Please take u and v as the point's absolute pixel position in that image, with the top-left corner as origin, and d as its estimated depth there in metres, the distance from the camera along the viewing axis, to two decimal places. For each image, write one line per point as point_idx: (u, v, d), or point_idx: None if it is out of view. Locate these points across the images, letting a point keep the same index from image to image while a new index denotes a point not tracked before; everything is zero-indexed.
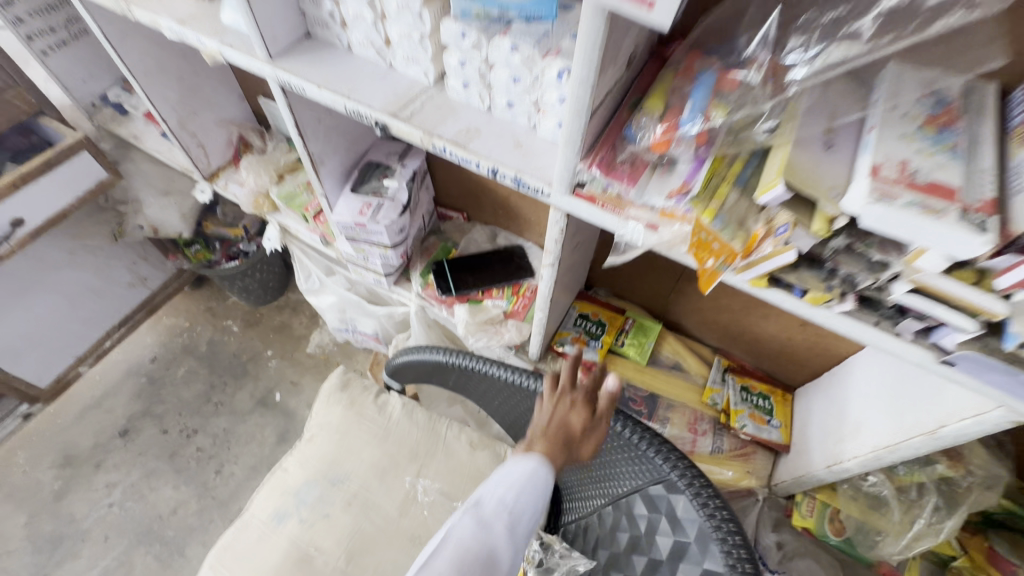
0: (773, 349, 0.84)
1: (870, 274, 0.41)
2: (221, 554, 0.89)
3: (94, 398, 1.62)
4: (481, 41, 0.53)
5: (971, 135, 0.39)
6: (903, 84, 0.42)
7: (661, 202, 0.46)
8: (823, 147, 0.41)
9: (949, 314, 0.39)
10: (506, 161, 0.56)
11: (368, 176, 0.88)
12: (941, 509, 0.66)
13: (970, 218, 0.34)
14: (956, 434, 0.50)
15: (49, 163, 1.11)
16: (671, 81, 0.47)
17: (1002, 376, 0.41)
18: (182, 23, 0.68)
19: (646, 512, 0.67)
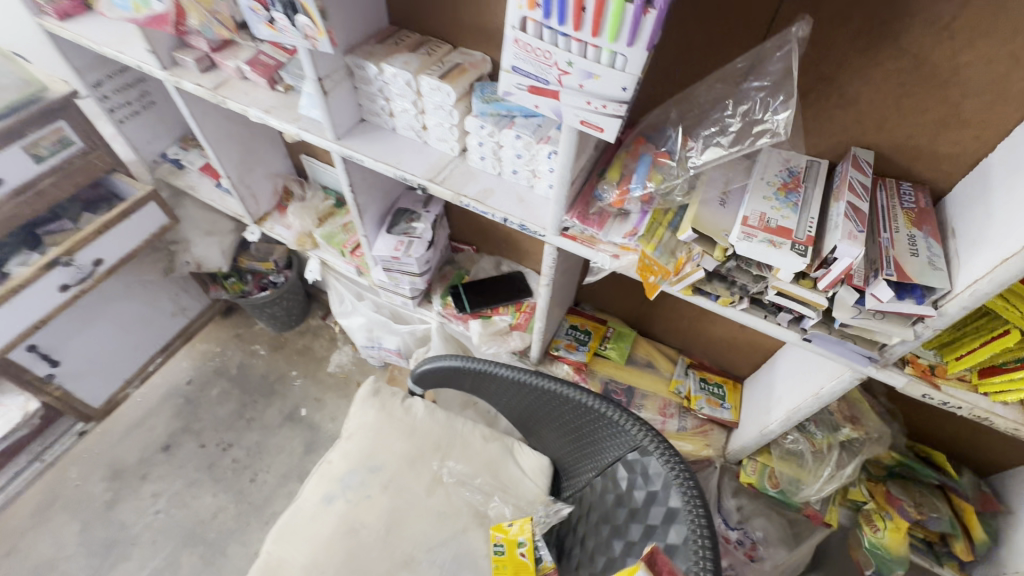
0: (724, 348, 1.07)
1: (755, 282, 0.64)
2: (281, 531, 1.08)
3: (137, 417, 1.79)
4: (493, 130, 0.77)
5: (808, 195, 0.62)
6: (771, 162, 0.65)
7: (620, 239, 0.70)
8: (719, 204, 0.64)
9: (802, 307, 0.62)
10: (513, 212, 0.79)
11: (398, 220, 1.10)
12: (844, 460, 0.88)
13: (797, 248, 0.57)
14: (830, 393, 0.72)
15: (125, 212, 1.33)
16: (624, 159, 0.71)
17: (839, 346, 0.63)
18: (267, 113, 0.92)
19: (626, 473, 0.91)
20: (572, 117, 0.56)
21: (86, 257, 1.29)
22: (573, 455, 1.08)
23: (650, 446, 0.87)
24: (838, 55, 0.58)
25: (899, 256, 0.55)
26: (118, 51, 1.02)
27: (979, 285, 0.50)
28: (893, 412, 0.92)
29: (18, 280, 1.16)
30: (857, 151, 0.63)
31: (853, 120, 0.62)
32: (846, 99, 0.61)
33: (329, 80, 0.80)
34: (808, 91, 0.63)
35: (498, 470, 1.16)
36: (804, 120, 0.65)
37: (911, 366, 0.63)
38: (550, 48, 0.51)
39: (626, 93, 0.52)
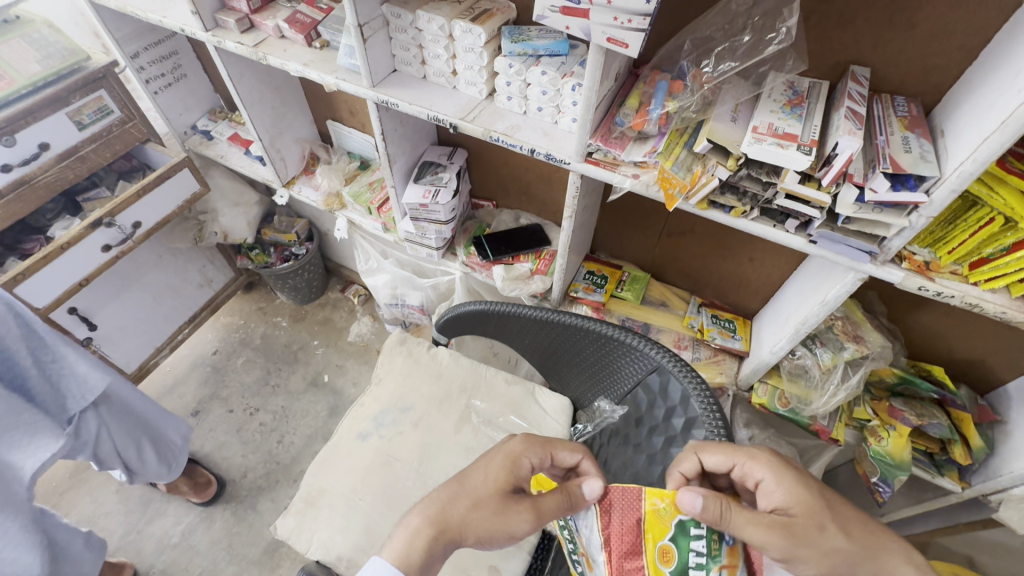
0: (732, 285, 1.13)
1: (765, 190, 0.71)
2: (319, 466, 1.14)
3: (167, 385, 1.86)
4: (522, 68, 0.84)
5: (811, 108, 0.69)
6: (776, 82, 0.72)
7: (640, 158, 0.77)
8: (731, 119, 0.70)
9: (808, 209, 0.69)
10: (540, 144, 0.86)
11: (424, 172, 1.17)
12: (848, 375, 0.94)
13: (802, 149, 0.64)
14: (834, 300, 0.79)
15: (161, 178, 1.40)
16: (643, 88, 0.78)
17: (841, 244, 0.70)
18: (306, 65, 0.99)
19: (645, 395, 0.97)
20: (599, 35, 0.63)
21: (126, 219, 1.37)
22: (591, 390, 1.14)
23: (669, 365, 0.92)
24: None
25: (893, 152, 0.62)
26: (162, 16, 1.09)
27: (964, 166, 0.57)
28: (894, 333, 0.98)
29: (65, 237, 1.23)
30: (855, 68, 0.70)
31: (851, 39, 0.69)
32: (844, 19, 0.67)
33: (368, 27, 0.87)
34: (809, 14, 0.69)
35: (521, 409, 1.22)
36: (807, 43, 0.72)
37: (908, 262, 0.70)
38: None
39: (649, 6, 0.58)
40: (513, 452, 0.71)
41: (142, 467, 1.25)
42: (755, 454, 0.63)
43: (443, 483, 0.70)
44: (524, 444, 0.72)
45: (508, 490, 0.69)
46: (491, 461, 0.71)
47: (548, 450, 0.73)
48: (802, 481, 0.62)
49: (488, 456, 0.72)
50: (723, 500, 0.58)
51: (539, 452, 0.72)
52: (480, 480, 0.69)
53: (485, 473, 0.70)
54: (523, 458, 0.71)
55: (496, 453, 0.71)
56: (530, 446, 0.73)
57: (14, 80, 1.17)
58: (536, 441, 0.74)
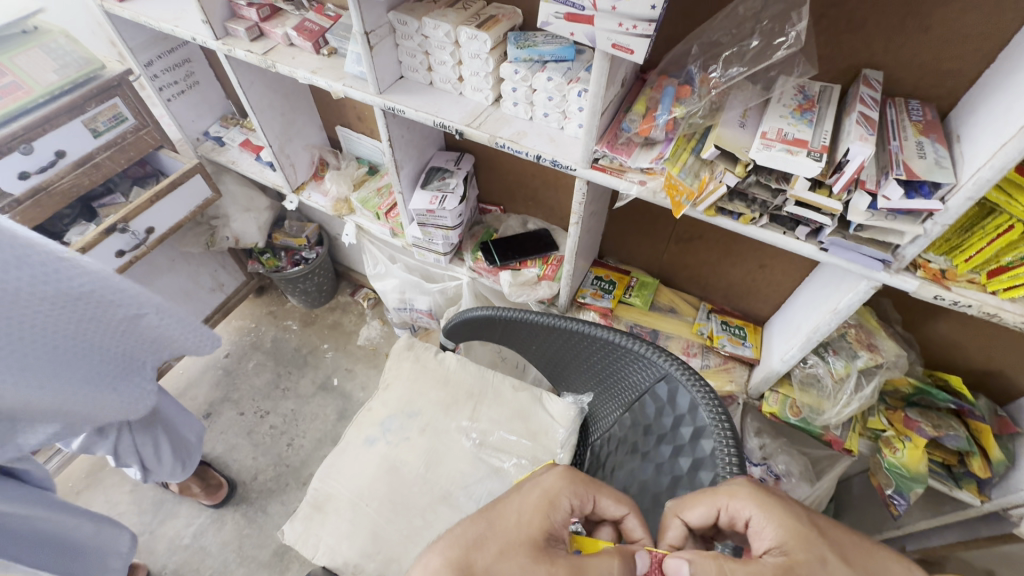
0: (743, 292, 1.12)
1: (774, 197, 0.70)
2: (327, 470, 1.15)
3: (180, 388, 1.88)
4: (527, 74, 0.83)
5: (822, 113, 0.68)
6: (786, 86, 0.70)
7: (647, 164, 0.76)
8: (739, 124, 0.69)
9: (818, 216, 0.67)
10: (545, 150, 0.85)
11: (431, 177, 1.17)
12: (862, 384, 0.92)
13: (812, 155, 0.62)
14: (846, 309, 0.77)
15: (173, 183, 1.42)
16: (650, 93, 0.77)
17: (853, 251, 0.68)
18: (314, 73, 1.00)
19: (653, 404, 0.96)
20: (604, 41, 0.62)
21: (140, 224, 1.39)
22: (599, 398, 1.13)
23: (678, 374, 0.91)
24: None
25: (907, 158, 0.60)
26: (174, 25, 1.11)
27: (981, 173, 0.55)
28: (910, 341, 0.95)
29: (80, 243, 1.25)
30: (867, 72, 0.68)
31: (862, 43, 0.67)
32: (855, 23, 0.66)
33: (375, 34, 0.87)
34: (819, 18, 0.68)
35: (528, 416, 1.21)
36: (817, 47, 0.70)
37: (922, 270, 0.68)
38: None
39: (654, 11, 0.58)
40: (552, 489, 0.68)
41: (160, 464, 1.18)
42: (733, 491, 0.62)
43: (472, 519, 0.65)
44: (564, 483, 0.69)
45: (543, 532, 0.63)
46: (530, 498, 0.67)
47: (589, 492, 0.70)
48: (789, 512, 0.60)
49: (524, 490, 0.69)
50: (717, 557, 0.54)
51: (580, 493, 0.69)
52: (514, 520, 0.65)
53: (519, 510, 0.66)
54: (565, 497, 0.68)
55: (534, 488, 0.68)
56: (569, 484, 0.69)
57: (32, 89, 1.19)
58: (577, 480, 0.70)
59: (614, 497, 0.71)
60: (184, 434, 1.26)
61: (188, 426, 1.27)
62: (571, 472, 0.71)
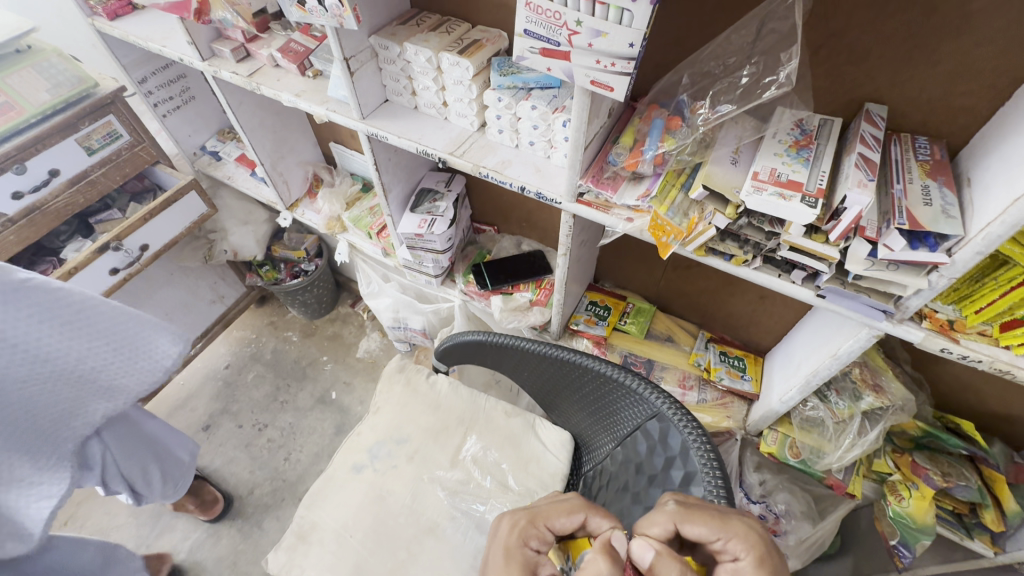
0: (743, 322, 1.07)
1: (767, 240, 0.65)
2: (313, 498, 1.13)
3: (180, 399, 1.88)
4: (511, 102, 0.79)
5: (820, 151, 0.63)
6: (781, 121, 0.66)
7: (634, 202, 0.72)
8: (730, 162, 0.65)
9: (813, 262, 0.62)
10: (530, 181, 0.82)
11: (422, 199, 1.14)
12: (865, 428, 0.87)
13: (807, 200, 0.58)
14: (847, 354, 0.72)
15: (167, 201, 1.42)
16: (638, 125, 0.73)
17: (852, 300, 0.63)
18: (298, 96, 0.97)
19: (645, 442, 0.91)
20: (582, 77, 0.58)
21: (134, 242, 1.39)
22: (592, 428, 1.09)
23: (670, 413, 0.86)
24: (847, 8, 0.58)
25: (911, 206, 0.55)
26: (162, 45, 1.09)
27: (991, 227, 0.50)
28: (919, 381, 0.90)
29: (73, 262, 1.25)
30: (870, 106, 0.63)
31: (864, 76, 0.62)
32: (856, 55, 0.61)
33: (355, 60, 0.84)
34: (817, 48, 0.63)
35: (520, 444, 1.18)
36: (815, 79, 0.66)
37: (928, 320, 0.63)
38: (560, 8, 0.54)
39: (633, 49, 0.53)
40: (508, 544, 0.63)
41: (149, 488, 1.15)
42: (740, 529, 0.56)
43: None
44: (515, 529, 0.65)
45: None
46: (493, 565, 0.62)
47: (543, 525, 0.65)
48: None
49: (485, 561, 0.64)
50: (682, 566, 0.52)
51: (533, 529, 0.65)
52: None
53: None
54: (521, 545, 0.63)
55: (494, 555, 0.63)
56: (520, 528, 0.65)
57: (24, 109, 1.18)
58: (524, 517, 0.66)
59: (566, 511, 0.66)
60: (176, 454, 1.22)
61: (179, 445, 1.23)
62: (517, 513, 0.67)
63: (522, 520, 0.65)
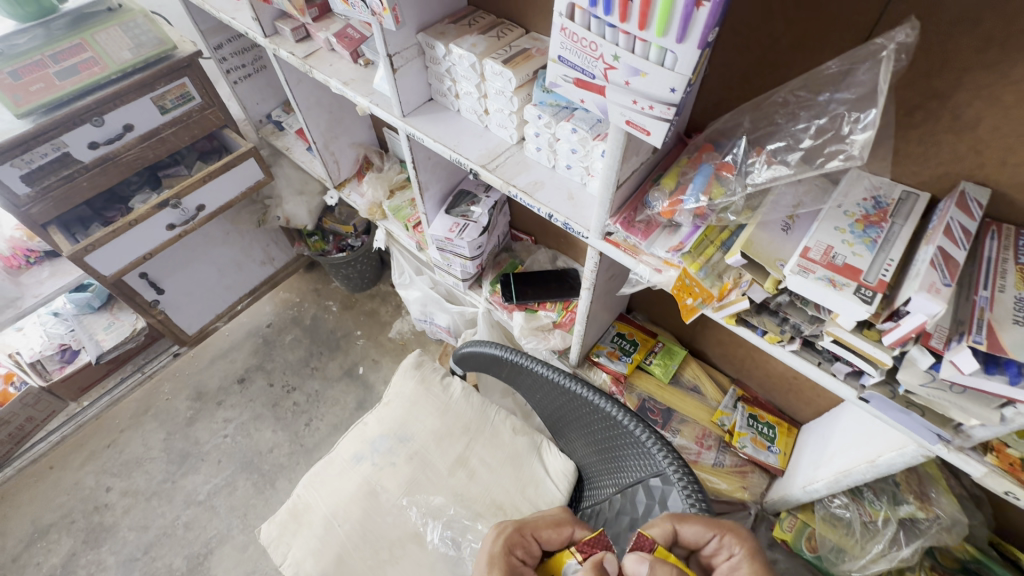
0: (782, 386, 0.97)
1: (809, 323, 0.56)
2: (312, 479, 1.15)
3: (223, 349, 1.98)
4: (551, 121, 0.73)
5: (892, 232, 0.52)
6: (853, 187, 0.56)
7: (663, 253, 0.64)
8: (781, 228, 0.56)
9: (859, 360, 0.53)
10: (559, 209, 0.75)
11: (458, 202, 1.11)
12: (900, 539, 0.76)
13: (862, 293, 0.48)
14: (889, 464, 0.62)
15: (227, 164, 1.47)
16: (684, 167, 0.64)
17: (902, 415, 0.54)
18: (345, 84, 0.95)
19: (645, 499, 0.83)
20: (618, 115, 0.51)
21: (191, 202, 1.45)
22: (598, 467, 1.02)
23: (673, 475, 0.77)
24: (958, 66, 0.48)
25: (995, 321, 0.45)
26: (231, 17, 1.11)
27: None
28: (979, 499, 0.78)
29: (134, 215, 1.33)
30: (967, 186, 0.52)
31: (966, 148, 0.51)
32: (961, 123, 0.50)
33: (400, 57, 0.81)
34: (913, 109, 0.53)
35: (521, 466, 1.14)
36: (903, 144, 0.55)
37: (995, 454, 0.52)
38: (597, 39, 0.47)
39: (675, 95, 0.46)
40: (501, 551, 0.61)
41: None
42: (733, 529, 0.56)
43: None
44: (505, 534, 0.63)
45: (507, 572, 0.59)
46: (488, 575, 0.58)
47: (529, 530, 0.64)
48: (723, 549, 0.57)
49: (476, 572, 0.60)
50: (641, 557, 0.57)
51: (523, 532, 0.63)
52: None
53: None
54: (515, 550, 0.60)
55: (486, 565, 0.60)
56: (511, 530, 0.63)
57: (107, 66, 1.24)
58: (514, 524, 0.65)
59: (550, 523, 0.66)
60: None
61: None
62: (506, 525, 0.65)
63: (511, 524, 0.64)
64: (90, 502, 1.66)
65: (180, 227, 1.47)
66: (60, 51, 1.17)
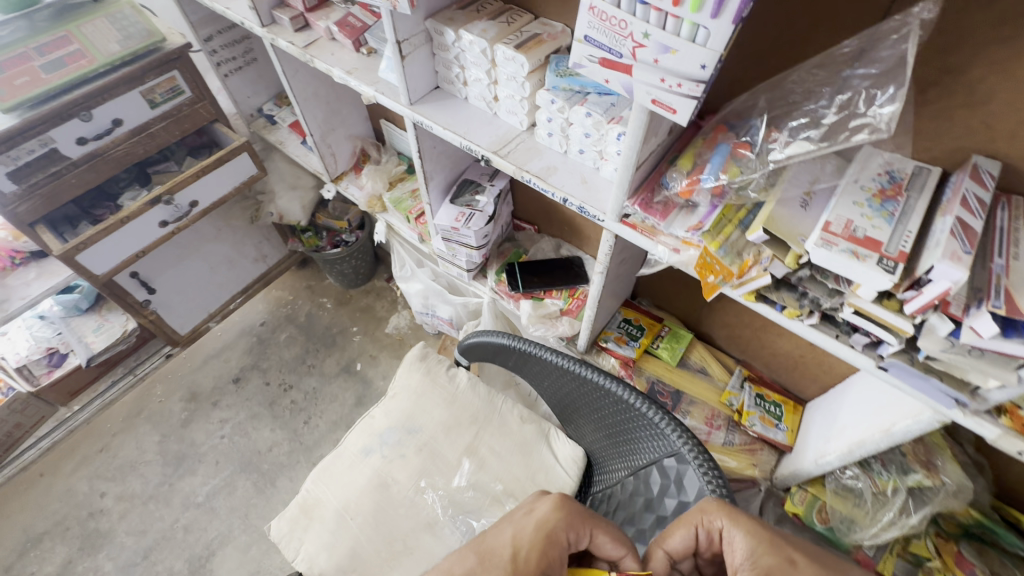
0: (787, 365, 0.99)
1: (829, 297, 0.58)
2: (321, 473, 1.14)
3: (216, 349, 1.95)
4: (564, 106, 0.74)
5: (908, 205, 0.54)
6: (869, 163, 0.58)
7: (682, 233, 0.65)
8: (800, 204, 0.57)
9: (879, 330, 0.55)
10: (574, 193, 0.76)
11: (462, 191, 1.10)
12: (909, 507, 0.78)
13: (884, 263, 0.50)
14: (904, 432, 0.64)
15: (220, 159, 1.44)
16: (700, 148, 0.65)
17: (921, 381, 0.56)
18: (349, 73, 0.94)
19: (660, 480, 0.84)
20: (643, 94, 0.52)
21: (184, 198, 1.42)
22: (607, 450, 1.02)
23: (689, 455, 0.78)
24: (974, 42, 0.49)
25: (1012, 287, 0.47)
26: (226, 7, 1.09)
27: None
28: (981, 466, 0.81)
29: (125, 212, 1.30)
30: (979, 160, 0.54)
31: (979, 123, 0.53)
32: (974, 98, 0.52)
33: (408, 43, 0.80)
34: (927, 85, 0.54)
35: (531, 453, 1.14)
36: (917, 120, 0.57)
37: (1007, 416, 0.54)
38: (627, 17, 0.47)
39: (705, 71, 0.47)
40: (549, 522, 0.57)
41: None
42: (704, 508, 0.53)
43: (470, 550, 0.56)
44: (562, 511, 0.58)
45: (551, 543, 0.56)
46: (521, 532, 0.56)
47: (588, 527, 0.58)
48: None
49: (516, 524, 0.58)
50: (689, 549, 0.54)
51: (581, 526, 0.57)
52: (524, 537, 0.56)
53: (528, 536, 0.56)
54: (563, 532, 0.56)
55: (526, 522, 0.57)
56: (570, 515, 0.58)
57: (94, 59, 1.20)
58: (577, 509, 0.59)
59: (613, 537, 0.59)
60: None
61: None
62: (571, 501, 0.60)
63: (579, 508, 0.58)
64: (84, 508, 1.62)
65: (172, 223, 1.43)
66: (44, 43, 1.14)
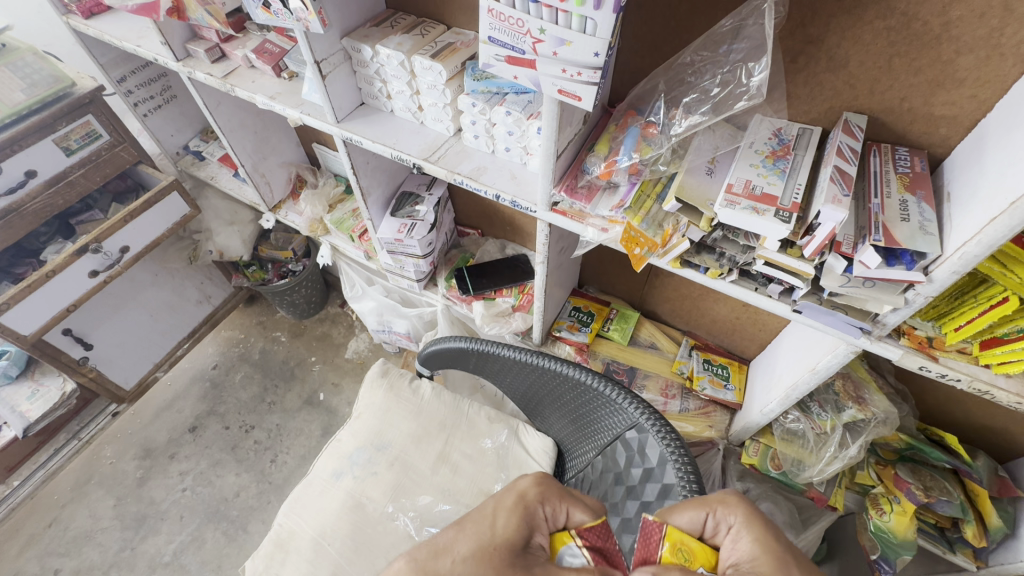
0: (726, 328, 1.06)
1: (742, 253, 0.64)
2: (292, 504, 1.12)
3: (167, 400, 1.86)
4: (485, 108, 0.77)
5: (797, 162, 0.60)
6: (759, 130, 0.64)
7: (608, 213, 0.70)
8: (705, 172, 0.63)
9: (788, 277, 0.60)
10: (505, 189, 0.79)
11: (402, 203, 1.12)
12: (847, 441, 0.86)
13: (781, 215, 0.55)
14: (827, 368, 0.70)
15: (148, 201, 1.40)
16: (613, 132, 0.70)
17: (829, 317, 0.62)
18: (272, 98, 0.95)
19: (625, 452, 0.86)
20: (550, 86, 0.56)
21: (114, 244, 1.37)
22: (575, 435, 1.04)
23: (647, 423, 0.80)
24: (825, 14, 0.57)
25: (888, 221, 0.53)
26: (137, 45, 1.07)
27: (967, 248, 0.48)
28: (903, 394, 0.90)
29: (50, 265, 1.24)
30: (849, 116, 0.61)
31: (843, 83, 0.60)
32: (836, 62, 0.59)
33: (327, 63, 0.82)
34: (795, 55, 0.61)
35: (502, 451, 1.16)
36: (792, 86, 0.64)
37: (907, 337, 0.61)
38: (522, 16, 0.51)
39: (599, 59, 0.51)
40: (526, 492, 0.54)
41: None
42: (724, 498, 0.49)
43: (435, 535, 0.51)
44: (541, 483, 0.56)
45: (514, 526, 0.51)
46: (500, 501, 0.54)
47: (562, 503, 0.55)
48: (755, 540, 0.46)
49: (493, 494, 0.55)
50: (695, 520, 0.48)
51: (554, 498, 0.55)
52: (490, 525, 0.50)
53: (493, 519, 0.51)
54: (540, 501, 0.53)
55: (505, 492, 0.54)
56: (547, 488, 0.55)
57: None
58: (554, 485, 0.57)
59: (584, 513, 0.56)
60: None
61: None
62: (549, 478, 0.57)
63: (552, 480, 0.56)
64: None
65: (104, 272, 1.37)
66: None
